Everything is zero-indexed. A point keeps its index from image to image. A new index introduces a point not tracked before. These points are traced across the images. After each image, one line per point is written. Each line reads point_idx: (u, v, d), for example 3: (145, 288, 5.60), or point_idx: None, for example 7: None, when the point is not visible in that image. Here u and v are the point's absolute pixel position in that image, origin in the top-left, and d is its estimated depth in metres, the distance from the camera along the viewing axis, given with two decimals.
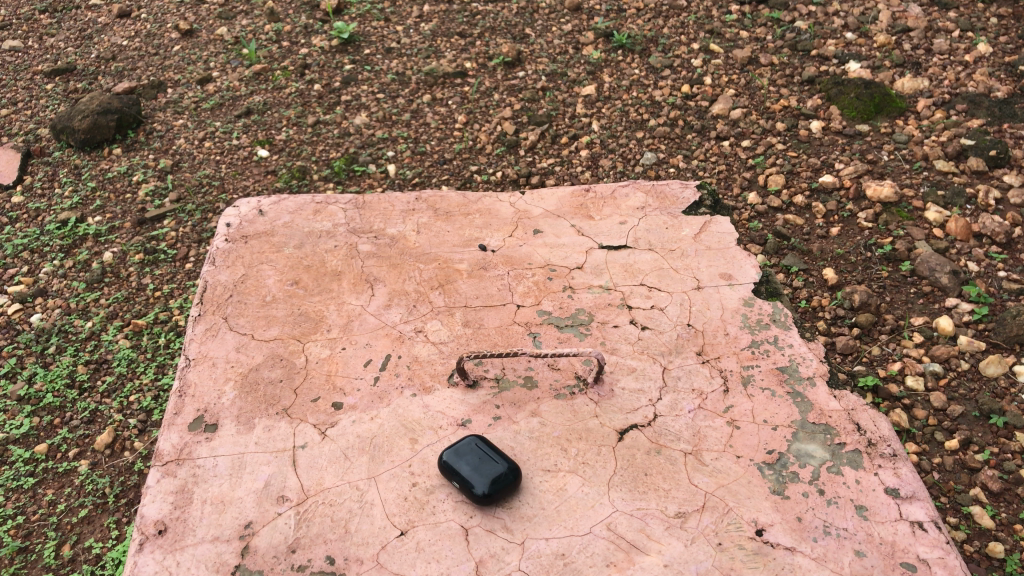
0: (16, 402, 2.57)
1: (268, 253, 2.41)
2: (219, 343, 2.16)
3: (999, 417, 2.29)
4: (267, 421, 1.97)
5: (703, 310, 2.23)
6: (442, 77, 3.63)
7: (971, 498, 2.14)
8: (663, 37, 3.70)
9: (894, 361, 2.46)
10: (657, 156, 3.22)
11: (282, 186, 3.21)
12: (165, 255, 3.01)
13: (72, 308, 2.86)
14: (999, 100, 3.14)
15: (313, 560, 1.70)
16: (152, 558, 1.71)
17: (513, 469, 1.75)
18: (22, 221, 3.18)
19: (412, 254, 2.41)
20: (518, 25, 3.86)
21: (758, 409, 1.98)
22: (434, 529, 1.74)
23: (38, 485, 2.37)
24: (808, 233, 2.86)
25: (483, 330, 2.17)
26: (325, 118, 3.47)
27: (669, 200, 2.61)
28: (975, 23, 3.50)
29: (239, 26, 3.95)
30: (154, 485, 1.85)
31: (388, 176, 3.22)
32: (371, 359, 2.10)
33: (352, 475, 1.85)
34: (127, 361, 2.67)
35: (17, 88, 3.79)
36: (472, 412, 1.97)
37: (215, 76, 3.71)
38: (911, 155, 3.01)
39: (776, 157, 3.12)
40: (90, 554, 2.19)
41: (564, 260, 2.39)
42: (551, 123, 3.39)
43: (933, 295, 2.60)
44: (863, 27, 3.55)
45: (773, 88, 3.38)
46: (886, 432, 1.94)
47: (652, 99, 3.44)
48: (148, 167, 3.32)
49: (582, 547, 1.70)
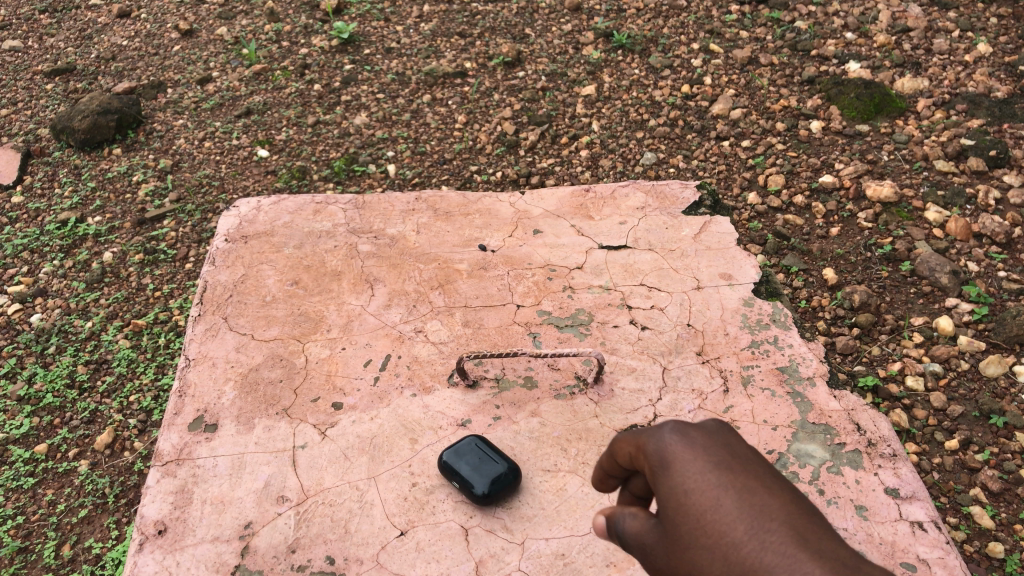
0: (16, 402, 2.57)
1: (268, 253, 2.41)
2: (219, 343, 2.16)
3: (999, 417, 2.29)
4: (267, 421, 1.97)
5: (703, 311, 2.23)
6: (442, 77, 3.63)
7: (972, 498, 2.14)
8: (663, 37, 3.69)
9: (894, 361, 2.46)
10: (656, 156, 3.22)
11: (282, 186, 3.21)
12: (165, 255, 3.01)
13: (72, 308, 2.86)
14: (999, 100, 3.14)
15: (313, 560, 1.70)
16: (153, 558, 1.71)
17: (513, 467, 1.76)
18: (22, 221, 3.18)
19: (412, 254, 2.41)
20: (518, 25, 3.85)
21: (758, 409, 1.98)
22: (434, 528, 1.74)
23: (38, 485, 2.37)
24: (808, 233, 2.86)
25: (483, 330, 2.17)
26: (325, 118, 3.47)
27: (669, 200, 2.60)
28: (975, 23, 3.50)
29: (239, 26, 3.95)
30: (154, 485, 1.84)
31: (388, 176, 3.23)
32: (371, 359, 2.10)
33: (352, 475, 1.85)
34: (127, 361, 2.67)
35: (17, 88, 3.79)
36: (472, 411, 1.97)
37: (215, 76, 3.71)
38: (910, 155, 3.01)
39: (776, 157, 3.12)
40: (90, 554, 2.19)
41: (564, 260, 2.39)
42: (551, 123, 3.39)
43: (933, 295, 2.60)
44: (863, 27, 3.55)
45: (773, 88, 3.38)
46: (886, 432, 1.94)
47: (652, 99, 3.44)
48: (147, 167, 3.32)
49: (582, 547, 1.70)
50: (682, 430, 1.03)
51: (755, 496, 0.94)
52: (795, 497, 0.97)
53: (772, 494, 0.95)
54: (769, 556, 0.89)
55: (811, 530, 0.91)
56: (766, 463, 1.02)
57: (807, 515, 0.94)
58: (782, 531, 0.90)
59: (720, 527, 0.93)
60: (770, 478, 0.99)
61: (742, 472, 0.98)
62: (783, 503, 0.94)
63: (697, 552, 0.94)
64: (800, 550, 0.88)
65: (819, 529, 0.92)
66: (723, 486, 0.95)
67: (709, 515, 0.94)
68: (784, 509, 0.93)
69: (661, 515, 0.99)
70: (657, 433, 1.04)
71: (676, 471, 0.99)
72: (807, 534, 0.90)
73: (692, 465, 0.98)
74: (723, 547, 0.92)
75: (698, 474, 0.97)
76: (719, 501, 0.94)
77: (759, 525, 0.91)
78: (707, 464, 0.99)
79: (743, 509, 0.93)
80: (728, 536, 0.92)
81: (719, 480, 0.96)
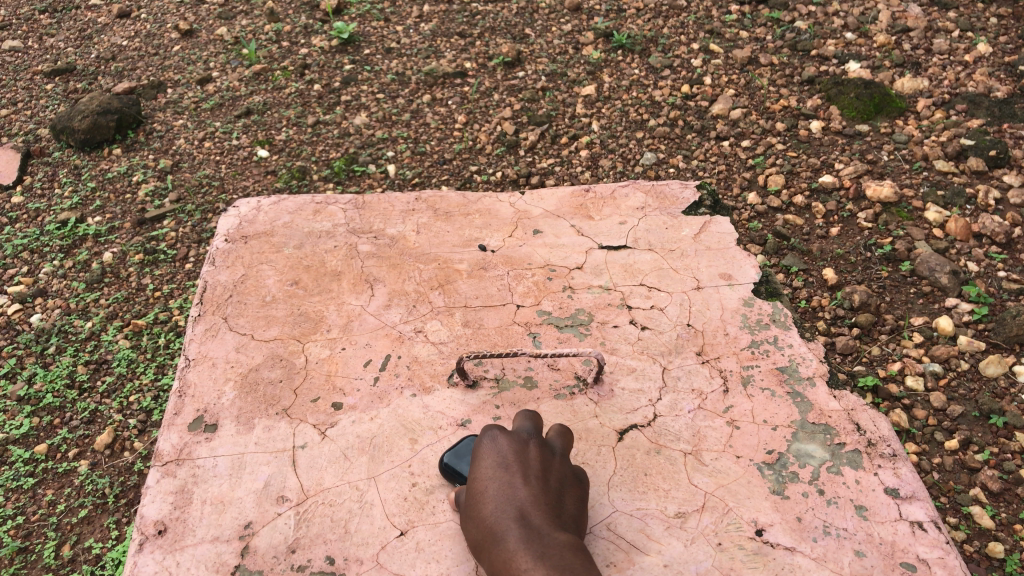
0: (16, 402, 2.58)
1: (268, 253, 2.41)
2: (219, 343, 2.16)
3: (1000, 417, 2.29)
4: (267, 421, 1.97)
5: (703, 311, 2.23)
6: (442, 77, 3.63)
7: (972, 498, 2.14)
8: (663, 37, 3.69)
9: (894, 361, 2.46)
10: (656, 156, 3.22)
11: (282, 186, 3.22)
12: (165, 255, 3.01)
13: (72, 308, 2.86)
14: (999, 99, 3.14)
15: (313, 560, 1.70)
16: (152, 558, 1.71)
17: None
18: (22, 221, 3.18)
19: (412, 254, 2.40)
20: (518, 25, 3.85)
21: (758, 409, 1.98)
22: (434, 528, 1.74)
23: (38, 485, 2.37)
24: (808, 233, 2.86)
25: (483, 330, 2.17)
26: (325, 118, 3.48)
27: (669, 201, 2.60)
28: (975, 23, 3.49)
29: (239, 26, 3.95)
30: (154, 485, 1.85)
31: (388, 176, 3.23)
32: (371, 359, 2.10)
33: (352, 475, 1.85)
34: (127, 361, 2.67)
35: (17, 88, 3.79)
36: (472, 412, 1.97)
37: (215, 76, 3.71)
38: (911, 155, 3.01)
39: (776, 157, 3.12)
40: (90, 554, 2.19)
41: (564, 260, 2.39)
42: (551, 123, 3.39)
43: (933, 295, 2.60)
44: (863, 27, 3.55)
45: (773, 88, 3.38)
46: (886, 432, 1.94)
47: (652, 99, 3.44)
48: (147, 167, 3.32)
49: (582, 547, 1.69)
50: (496, 433, 1.64)
51: (507, 486, 1.52)
52: (541, 490, 1.53)
53: (520, 486, 1.52)
54: (498, 522, 1.46)
55: (533, 511, 1.47)
56: (543, 464, 1.59)
57: (540, 503, 1.50)
58: (511, 510, 1.47)
59: (483, 501, 1.53)
60: (532, 476, 1.55)
61: (512, 467, 1.56)
62: (524, 494, 1.50)
63: (471, 514, 1.55)
64: (514, 523, 1.44)
65: (542, 511, 1.48)
66: (492, 478, 1.54)
67: (481, 494, 1.54)
68: (523, 497, 1.50)
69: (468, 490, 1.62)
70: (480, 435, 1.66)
71: (477, 463, 1.61)
72: (527, 513, 1.46)
73: (485, 461, 1.59)
74: (480, 517, 1.51)
75: (486, 467, 1.58)
76: (488, 486, 1.54)
77: (501, 504, 1.49)
78: (493, 462, 1.58)
79: (496, 494, 1.52)
80: (484, 510, 1.51)
81: (494, 473, 1.56)
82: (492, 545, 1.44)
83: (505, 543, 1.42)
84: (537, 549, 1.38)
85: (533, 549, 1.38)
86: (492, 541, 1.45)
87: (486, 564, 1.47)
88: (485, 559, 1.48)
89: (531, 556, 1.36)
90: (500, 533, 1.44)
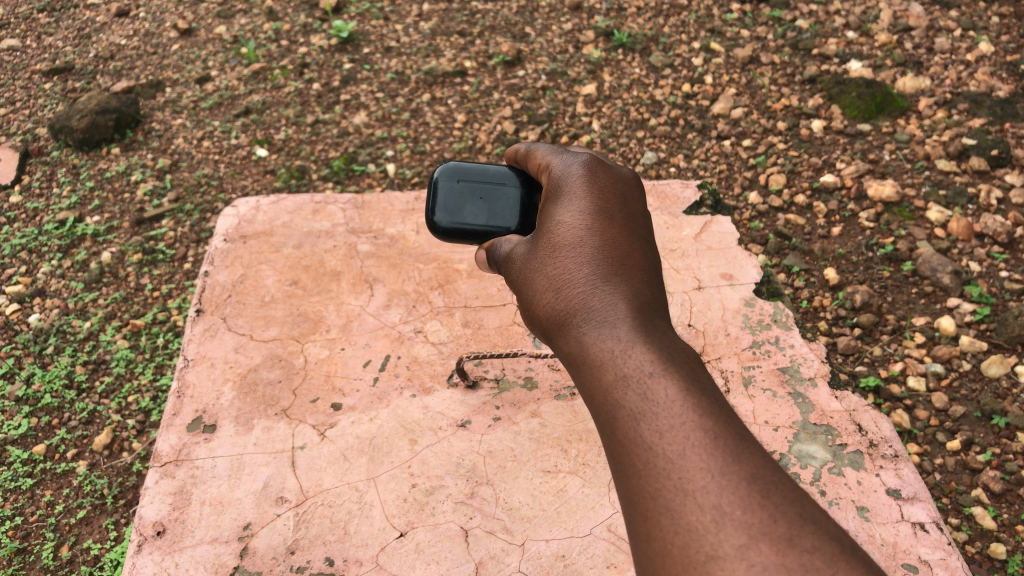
0: (15, 402, 2.57)
1: (267, 253, 2.39)
2: (218, 343, 2.14)
3: (1002, 417, 2.31)
4: (266, 422, 1.96)
5: (703, 311, 2.22)
6: (442, 76, 3.61)
7: (973, 499, 2.19)
8: (663, 36, 3.67)
9: (895, 361, 2.47)
10: (657, 156, 3.23)
11: (282, 186, 3.23)
12: (165, 254, 3.00)
13: (71, 308, 2.85)
14: (1002, 99, 3.13)
15: (313, 561, 1.69)
16: (151, 559, 1.71)
17: (514, 168, 1.55)
18: (20, 220, 3.16)
19: (412, 254, 2.39)
20: (518, 24, 3.81)
21: (759, 409, 1.97)
22: (434, 529, 1.74)
23: (37, 485, 2.37)
24: (809, 233, 2.84)
25: (483, 330, 2.16)
26: (325, 118, 3.47)
27: (670, 200, 2.58)
28: (977, 22, 3.47)
29: (237, 25, 3.93)
30: (153, 485, 1.84)
31: (387, 176, 3.25)
32: (371, 359, 2.09)
33: (352, 476, 1.85)
34: (126, 361, 2.67)
35: (16, 88, 3.77)
36: (472, 412, 1.97)
37: (213, 75, 3.69)
38: (912, 155, 2.99)
39: (776, 157, 3.11)
40: (89, 555, 2.21)
41: None
42: (551, 123, 3.37)
43: (935, 295, 2.60)
44: (864, 26, 3.53)
45: (774, 87, 3.36)
46: (886, 432, 1.93)
47: (652, 99, 3.43)
48: (146, 166, 3.31)
49: (582, 549, 1.70)
50: (589, 173, 1.31)
51: (607, 247, 1.21)
52: (650, 264, 1.21)
53: (628, 255, 1.20)
54: (598, 299, 1.14)
55: (644, 292, 1.16)
56: (647, 233, 1.27)
57: (650, 281, 1.19)
58: (619, 287, 1.15)
59: (571, 263, 1.20)
60: (638, 243, 1.23)
61: (616, 228, 1.24)
62: (634, 271, 1.19)
63: (546, 275, 1.23)
64: (624, 303, 1.13)
65: (654, 295, 1.17)
66: (591, 237, 1.22)
67: (566, 251, 1.21)
68: (633, 273, 1.18)
69: (535, 239, 1.29)
70: (571, 174, 1.32)
71: (564, 209, 1.27)
72: (639, 293, 1.16)
73: (577, 211, 1.25)
74: (564, 286, 1.19)
75: (576, 217, 1.25)
76: (582, 245, 1.21)
77: (603, 274, 1.17)
78: (590, 214, 1.25)
79: (595, 259, 1.19)
80: (574, 276, 1.19)
81: (590, 229, 1.23)
82: (587, 330, 1.12)
83: (612, 331, 1.10)
84: (661, 346, 1.07)
85: (657, 344, 1.07)
86: (586, 323, 1.13)
87: (565, 345, 1.16)
88: (565, 338, 1.16)
89: (656, 354, 1.05)
90: (602, 314, 1.12)
